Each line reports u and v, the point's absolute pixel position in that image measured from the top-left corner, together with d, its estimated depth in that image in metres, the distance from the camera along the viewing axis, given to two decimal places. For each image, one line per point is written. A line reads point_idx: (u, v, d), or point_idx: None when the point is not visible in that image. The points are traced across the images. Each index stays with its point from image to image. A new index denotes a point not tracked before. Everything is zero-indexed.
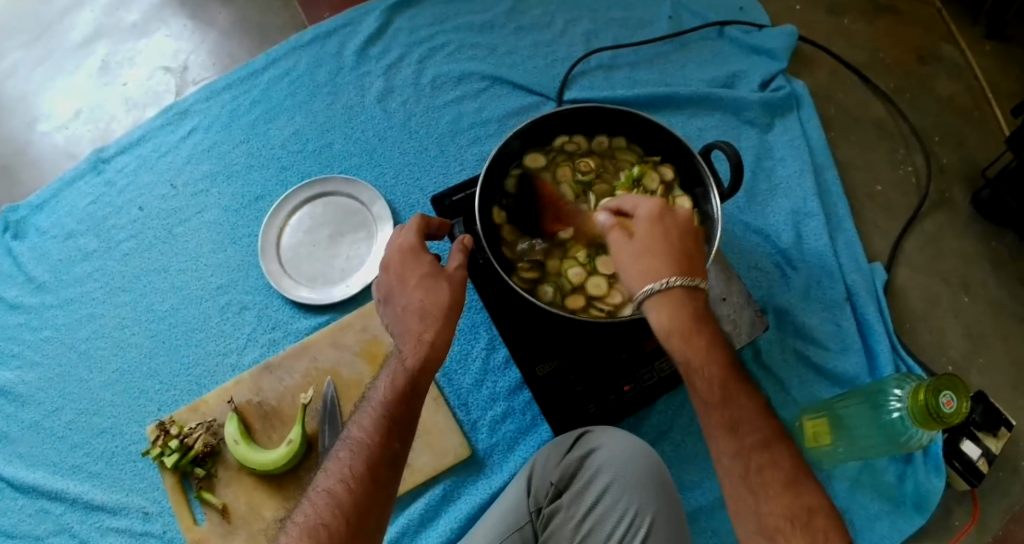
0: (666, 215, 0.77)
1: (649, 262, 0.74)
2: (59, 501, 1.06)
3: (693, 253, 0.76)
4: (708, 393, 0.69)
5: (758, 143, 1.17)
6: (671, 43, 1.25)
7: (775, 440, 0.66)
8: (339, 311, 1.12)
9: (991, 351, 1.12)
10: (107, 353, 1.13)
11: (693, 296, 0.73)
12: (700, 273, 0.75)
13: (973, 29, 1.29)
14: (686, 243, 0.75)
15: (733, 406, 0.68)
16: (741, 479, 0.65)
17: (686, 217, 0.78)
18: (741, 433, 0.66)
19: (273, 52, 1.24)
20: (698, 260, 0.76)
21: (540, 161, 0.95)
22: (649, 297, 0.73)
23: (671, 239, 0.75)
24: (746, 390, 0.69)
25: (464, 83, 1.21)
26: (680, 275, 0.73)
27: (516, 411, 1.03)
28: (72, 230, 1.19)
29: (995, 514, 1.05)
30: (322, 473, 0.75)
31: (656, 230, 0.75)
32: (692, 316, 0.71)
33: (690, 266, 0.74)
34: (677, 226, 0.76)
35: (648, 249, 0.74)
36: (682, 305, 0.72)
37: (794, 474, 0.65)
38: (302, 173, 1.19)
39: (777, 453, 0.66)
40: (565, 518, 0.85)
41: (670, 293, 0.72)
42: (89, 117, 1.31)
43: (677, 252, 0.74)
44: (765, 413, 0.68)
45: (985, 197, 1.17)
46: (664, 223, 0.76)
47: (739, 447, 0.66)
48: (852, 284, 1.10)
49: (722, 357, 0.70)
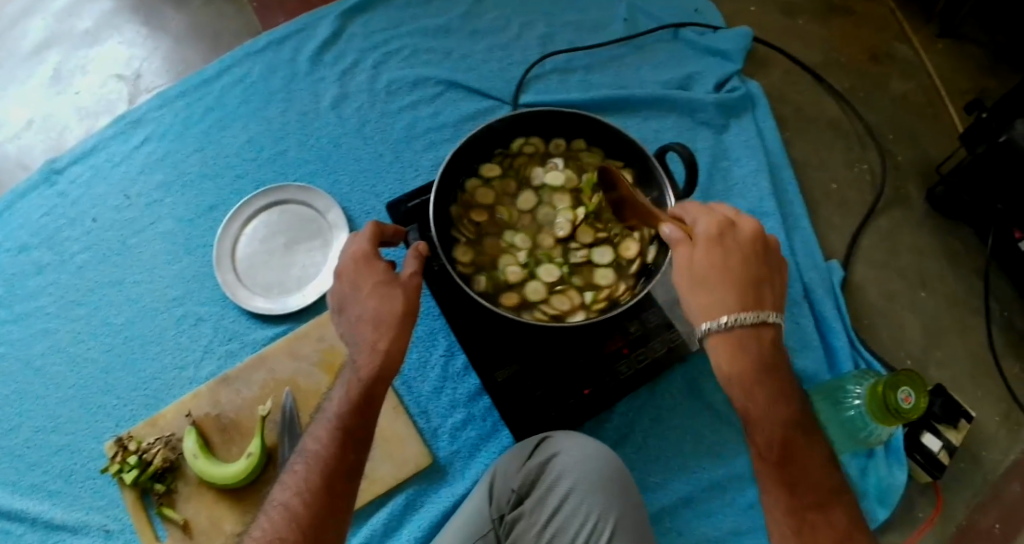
0: (728, 237, 0.75)
1: (716, 292, 0.73)
2: (20, 520, 1.03)
3: (758, 278, 0.75)
4: (766, 448, 0.71)
5: (714, 144, 1.18)
6: (627, 46, 1.25)
7: (829, 501, 0.70)
8: (296, 321, 1.10)
9: (948, 345, 1.13)
10: (62, 369, 1.10)
11: (756, 335, 0.73)
12: (768, 304, 0.74)
13: (923, 28, 1.31)
14: (751, 268, 0.74)
15: (790, 466, 0.70)
16: (794, 536, 0.69)
17: (751, 233, 0.76)
18: (797, 493, 0.70)
19: (227, 59, 1.23)
20: (763, 286, 0.75)
21: (495, 170, 0.95)
22: (707, 333, 0.73)
23: (734, 267, 0.74)
24: (807, 447, 0.71)
25: (419, 88, 1.21)
26: (746, 311, 0.73)
27: (476, 417, 1.02)
28: (24, 243, 1.16)
29: (956, 504, 1.06)
30: (278, 486, 0.74)
31: (718, 256, 0.74)
32: (755, 364, 0.72)
33: (755, 298, 0.74)
34: (740, 250, 0.75)
35: (705, 279, 0.74)
36: (746, 343, 0.72)
37: (848, 535, 0.68)
38: (257, 181, 1.17)
39: (834, 515, 0.69)
40: (528, 524, 0.85)
41: (733, 333, 0.72)
42: (42, 126, 1.28)
43: (739, 281, 0.74)
44: (823, 468, 0.71)
45: (939, 193, 1.18)
46: (725, 247, 0.74)
47: (794, 505, 0.69)
48: (809, 282, 1.11)
49: (785, 412, 0.72)
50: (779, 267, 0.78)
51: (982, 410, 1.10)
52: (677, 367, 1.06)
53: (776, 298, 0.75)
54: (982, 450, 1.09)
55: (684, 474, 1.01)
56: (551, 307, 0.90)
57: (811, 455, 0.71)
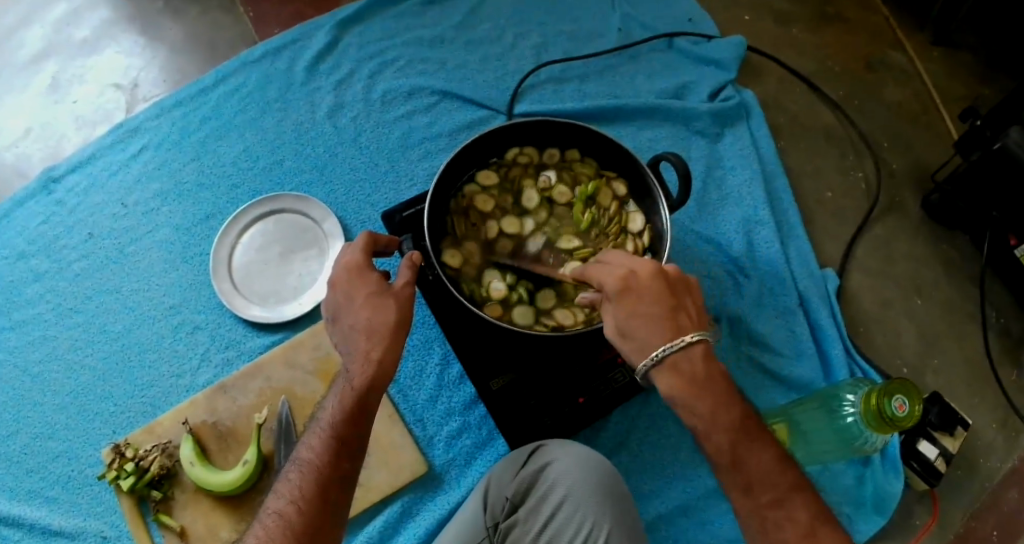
0: (632, 284, 0.70)
1: (639, 339, 0.69)
2: (16, 527, 1.03)
3: (672, 307, 0.70)
4: (717, 456, 0.66)
5: (708, 153, 1.19)
6: (621, 55, 1.26)
7: (789, 497, 0.64)
8: (293, 329, 1.11)
9: (944, 352, 1.14)
10: (60, 376, 1.11)
11: (687, 358, 0.68)
12: (690, 326, 0.69)
13: (917, 37, 1.31)
14: (663, 302, 0.69)
15: (744, 468, 0.65)
16: (759, 535, 0.64)
17: (650, 269, 0.71)
18: (755, 493, 0.65)
19: (222, 69, 1.23)
20: (680, 310, 0.70)
21: (492, 178, 0.95)
22: (647, 371, 0.69)
23: (649, 306, 0.69)
24: (757, 447, 0.66)
25: (414, 97, 1.21)
26: (671, 341, 0.68)
27: (472, 425, 1.03)
28: (21, 251, 1.16)
29: (953, 512, 1.07)
30: (273, 495, 0.75)
31: (629, 303, 0.70)
32: (689, 382, 0.67)
33: (674, 325, 0.69)
34: (648, 291, 0.70)
35: (632, 324, 0.69)
36: (683, 371, 0.68)
37: (810, 530, 0.63)
38: (253, 190, 1.18)
39: (794, 510, 0.64)
40: (522, 532, 0.85)
41: (665, 365, 0.68)
42: (40, 135, 1.29)
43: (659, 317, 0.69)
44: (779, 465, 0.66)
45: (935, 201, 1.19)
46: (633, 293, 0.70)
47: (754, 505, 0.64)
48: (804, 291, 1.11)
49: (732, 415, 0.67)
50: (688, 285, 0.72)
51: (979, 417, 1.11)
52: None
53: (697, 318, 0.71)
54: (978, 457, 1.09)
55: (679, 482, 1.02)
56: (550, 320, 0.89)
57: (763, 453, 0.66)
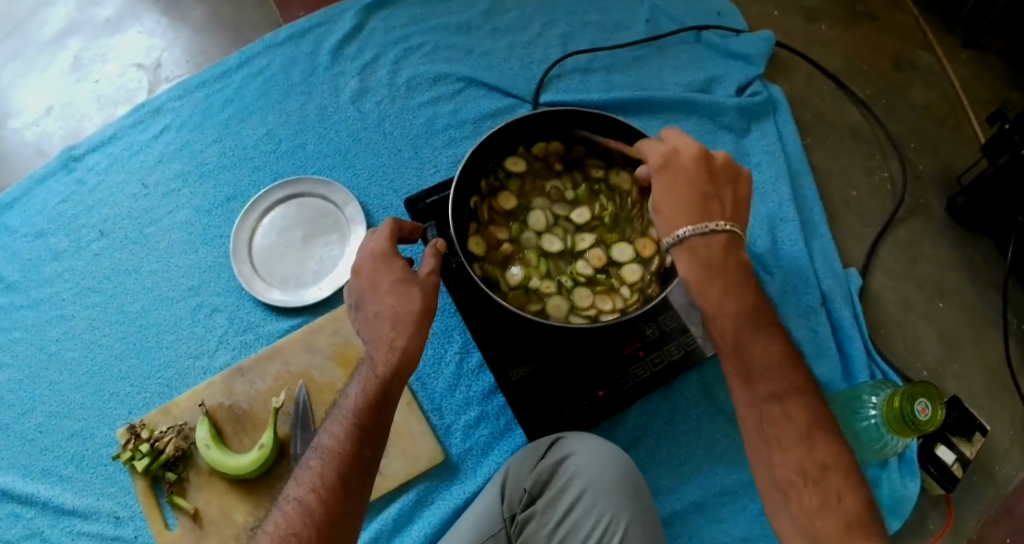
0: (673, 162, 0.78)
1: (667, 215, 0.77)
2: (30, 504, 1.04)
3: (706, 193, 0.76)
4: (721, 341, 0.74)
5: (734, 148, 1.18)
6: (648, 47, 1.25)
7: (789, 393, 0.71)
8: (312, 314, 1.11)
9: (965, 357, 1.12)
10: (77, 354, 1.11)
11: (710, 242, 0.75)
12: (721, 214, 0.76)
13: (948, 37, 1.29)
14: (697, 185, 0.76)
15: (747, 357, 0.72)
16: (754, 430, 0.71)
17: (693, 154, 0.77)
18: (753, 383, 0.72)
19: (246, 51, 1.23)
20: (712, 200, 0.76)
21: (520, 165, 0.95)
22: (671, 246, 0.76)
23: (682, 184, 0.77)
24: (761, 340, 0.73)
25: (439, 84, 1.21)
26: (697, 223, 0.75)
27: (490, 415, 1.02)
28: (41, 229, 1.17)
29: (969, 517, 1.05)
30: (293, 482, 0.74)
31: (665, 182, 0.77)
32: (707, 265, 0.75)
33: (706, 208, 0.76)
34: (685, 173, 0.77)
35: (666, 203, 0.77)
36: (704, 252, 0.75)
37: (808, 429, 0.69)
38: (275, 173, 1.17)
39: (792, 410, 0.70)
40: (539, 524, 0.85)
41: (687, 245, 0.75)
42: (61, 114, 1.29)
43: (693, 198, 0.76)
44: (783, 361, 0.72)
45: (960, 204, 1.17)
46: (671, 172, 0.78)
47: (753, 397, 0.71)
48: (827, 290, 1.10)
49: (739, 307, 0.74)
50: (732, 177, 0.79)
51: (998, 423, 1.09)
52: (692, 371, 1.05)
53: (729, 209, 0.77)
54: (997, 464, 1.07)
55: (695, 478, 1.01)
56: (585, 308, 0.91)
57: (767, 347, 0.73)
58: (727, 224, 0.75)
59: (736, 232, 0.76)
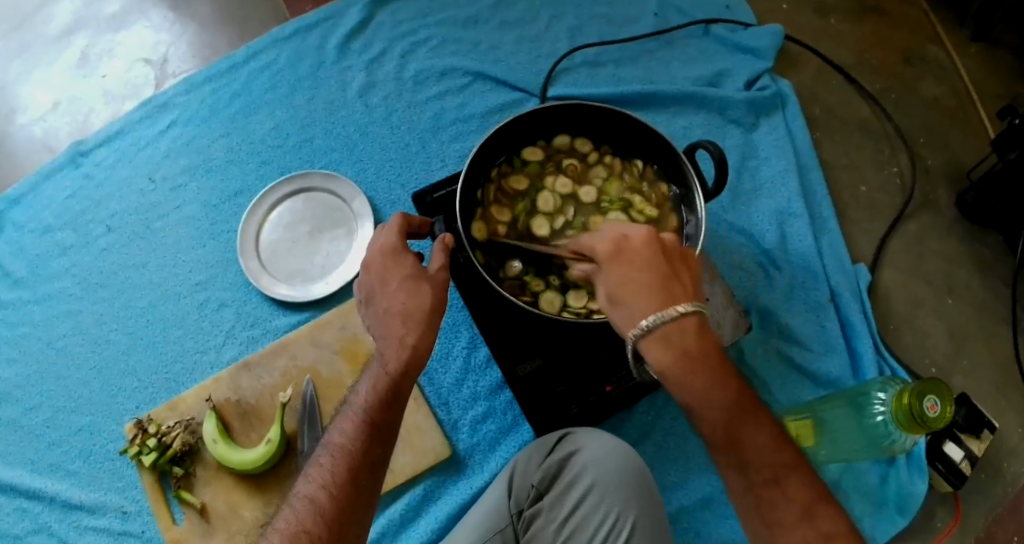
0: (624, 249, 0.70)
1: (627, 307, 0.69)
2: (37, 500, 1.04)
3: (666, 274, 0.69)
4: (711, 434, 0.67)
5: (743, 142, 1.17)
6: (657, 40, 1.24)
7: (784, 474, 0.64)
8: (319, 309, 1.11)
9: (975, 353, 1.11)
10: (84, 349, 1.11)
11: (678, 327, 0.67)
12: (683, 295, 0.69)
13: (958, 31, 1.28)
14: (654, 268, 0.69)
15: (739, 446, 0.65)
16: (755, 514, 0.65)
17: (644, 237, 0.70)
18: (748, 471, 0.65)
19: (253, 45, 1.23)
20: (673, 281, 0.69)
21: (537, 154, 0.95)
22: (638, 341, 0.68)
23: (643, 272, 0.69)
24: (752, 424, 0.66)
25: (446, 78, 1.20)
26: (662, 310, 0.68)
27: (497, 410, 1.02)
28: (48, 224, 1.17)
29: (978, 515, 1.05)
30: (303, 479, 0.74)
31: (622, 268, 0.70)
32: (681, 352, 0.67)
33: (665, 296, 0.68)
34: (638, 258, 0.69)
35: (626, 293, 0.69)
36: (671, 341, 0.67)
37: (807, 506, 0.63)
38: (282, 168, 1.17)
39: (790, 488, 0.64)
40: (546, 520, 0.85)
41: (656, 336, 0.67)
42: (67, 109, 1.29)
43: (652, 285, 0.68)
44: (776, 439, 0.65)
45: (970, 200, 1.16)
46: (623, 258, 0.70)
47: (749, 484, 0.65)
48: (836, 285, 1.09)
49: (724, 394, 0.66)
50: (683, 259, 0.72)
51: (1007, 420, 1.08)
52: None
53: (690, 289, 0.70)
54: (1006, 461, 1.07)
55: (702, 473, 1.01)
56: (577, 306, 0.88)
57: (759, 430, 0.65)
58: (692, 306, 0.68)
59: (702, 310, 0.69)
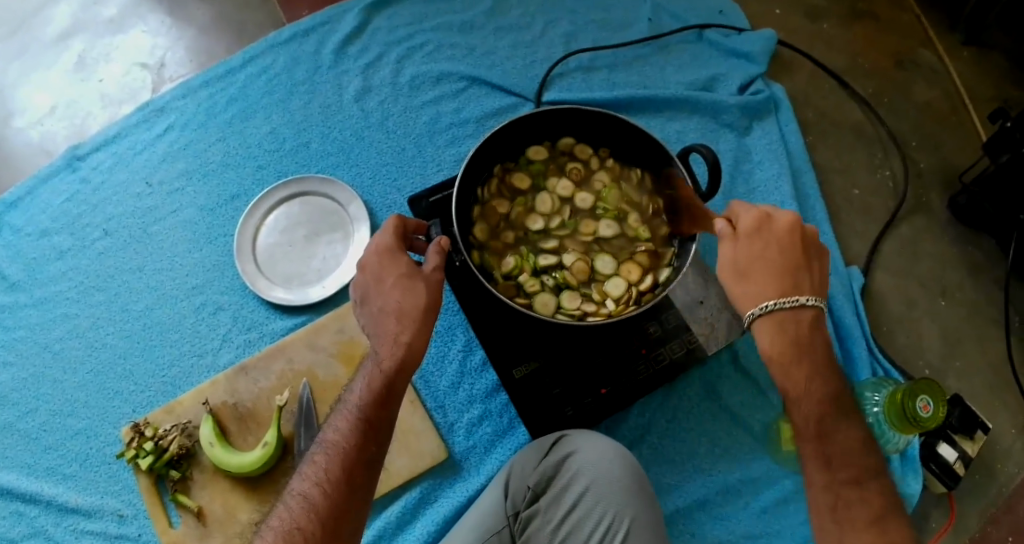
0: (765, 227, 0.80)
1: (752, 285, 0.79)
2: (33, 503, 1.04)
3: (797, 262, 0.79)
4: (802, 426, 0.76)
5: (737, 146, 1.18)
6: (651, 45, 1.25)
7: (864, 476, 0.74)
8: (315, 312, 1.11)
9: (967, 354, 1.12)
10: (80, 352, 1.11)
11: (797, 316, 0.78)
12: (808, 288, 0.79)
13: (950, 36, 1.29)
14: (789, 254, 0.79)
15: (828, 442, 0.75)
16: (829, 511, 0.73)
17: (788, 222, 0.80)
18: (833, 469, 0.74)
19: (250, 50, 1.23)
20: (802, 271, 0.79)
21: (542, 154, 0.96)
22: (754, 317, 0.79)
23: (774, 254, 0.79)
24: (843, 423, 0.76)
25: (442, 83, 1.21)
26: (786, 297, 0.78)
27: (493, 413, 1.03)
28: (45, 228, 1.17)
29: (971, 515, 1.05)
30: (297, 477, 0.75)
31: (756, 247, 0.79)
32: (793, 340, 0.78)
33: (792, 283, 0.79)
34: (778, 238, 0.79)
35: (750, 270, 0.79)
36: (786, 322, 0.78)
37: (881, 511, 0.72)
38: (278, 172, 1.18)
39: (868, 492, 0.73)
40: (543, 521, 0.85)
41: (774, 317, 0.78)
42: (65, 113, 1.30)
43: (778, 270, 0.79)
44: (863, 446, 0.75)
45: (962, 203, 1.18)
46: (762, 237, 0.79)
47: (830, 481, 0.74)
48: (829, 287, 1.10)
49: (819, 394, 0.77)
50: (817, 253, 0.82)
51: (999, 421, 1.09)
52: (695, 369, 1.06)
53: (816, 282, 0.80)
54: (999, 462, 1.08)
55: (697, 475, 1.01)
56: (571, 308, 0.90)
57: (847, 430, 0.75)
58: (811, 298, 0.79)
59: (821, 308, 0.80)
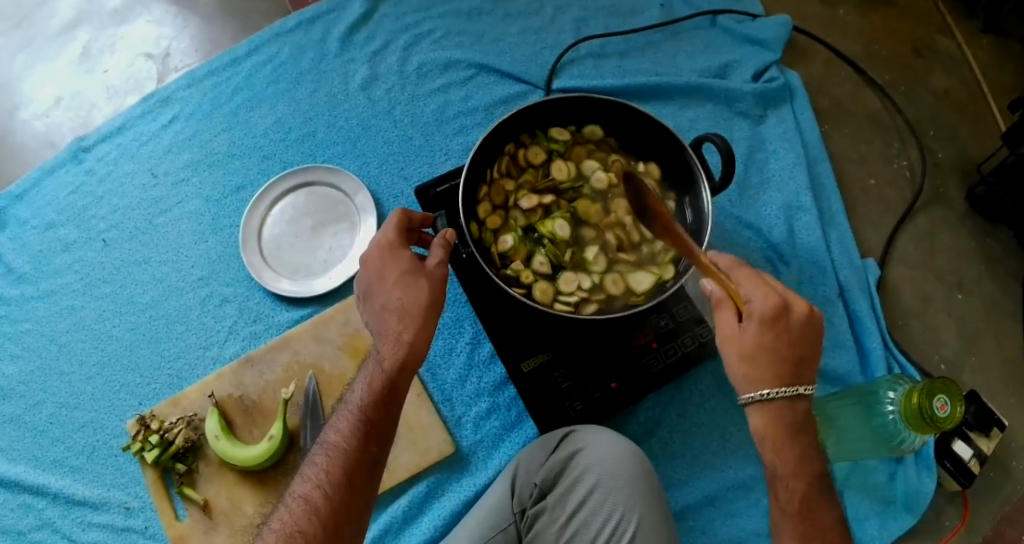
0: (782, 319, 0.73)
1: (741, 372, 0.74)
2: (40, 495, 1.03)
3: (805, 348, 0.74)
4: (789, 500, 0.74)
5: (750, 135, 1.16)
6: (662, 32, 1.23)
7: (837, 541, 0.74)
8: (321, 304, 1.09)
9: (985, 350, 1.10)
10: (87, 345, 1.10)
11: (793, 406, 0.74)
12: (807, 379, 0.75)
13: (969, 22, 1.26)
14: (797, 345, 0.74)
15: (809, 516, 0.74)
16: None
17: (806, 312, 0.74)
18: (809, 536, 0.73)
19: (256, 39, 1.22)
20: (803, 363, 0.74)
21: (564, 135, 0.93)
22: (749, 400, 0.75)
23: (786, 349, 0.73)
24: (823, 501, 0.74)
25: (450, 71, 1.19)
26: (785, 386, 0.73)
27: (500, 407, 1.01)
28: (51, 220, 1.16)
29: (985, 513, 1.03)
30: (298, 478, 0.73)
31: (767, 337, 0.73)
32: (788, 427, 0.74)
33: (796, 372, 0.74)
34: (791, 331, 0.73)
35: (751, 357, 0.74)
36: (773, 415, 0.74)
37: None
38: (284, 162, 1.16)
39: None
40: (550, 519, 0.84)
41: (771, 405, 0.74)
42: (70, 104, 1.28)
43: (784, 361, 0.73)
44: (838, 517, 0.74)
45: (979, 193, 1.15)
46: (780, 326, 0.73)
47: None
48: (845, 280, 1.08)
49: (812, 469, 0.74)
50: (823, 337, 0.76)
51: (1016, 418, 1.07)
52: (706, 363, 1.04)
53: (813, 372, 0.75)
54: (1016, 459, 1.05)
55: (708, 472, 1.00)
56: (567, 294, 0.87)
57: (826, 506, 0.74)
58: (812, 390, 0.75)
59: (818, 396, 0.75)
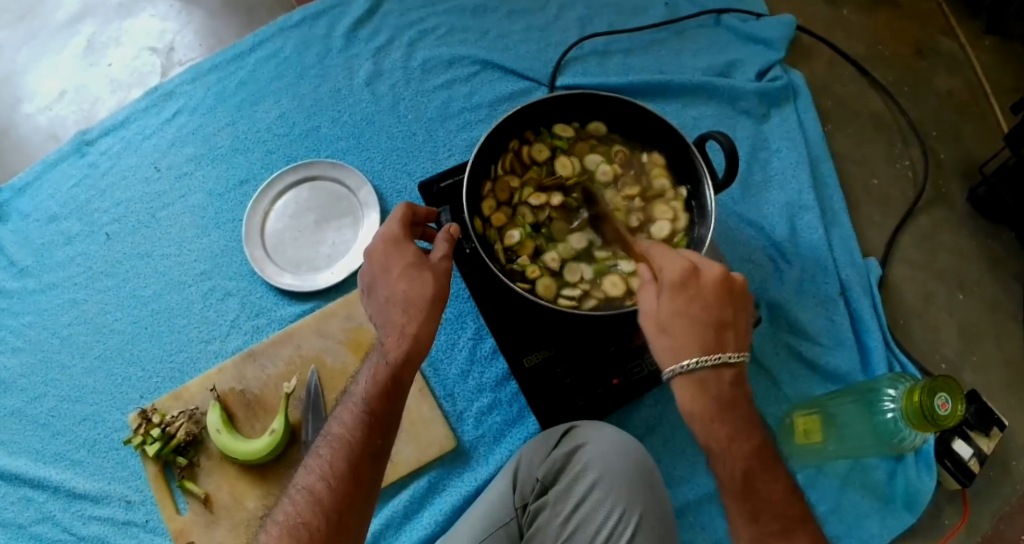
0: (691, 283, 0.73)
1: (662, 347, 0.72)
2: (41, 488, 1.03)
3: (725, 318, 0.73)
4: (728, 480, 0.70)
5: (753, 134, 1.16)
6: (666, 30, 1.23)
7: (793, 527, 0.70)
8: (324, 299, 1.10)
9: (985, 351, 1.10)
10: (89, 338, 1.10)
11: (718, 376, 0.71)
12: (732, 345, 0.73)
13: (972, 24, 1.27)
14: (713, 310, 0.72)
15: (754, 496, 0.70)
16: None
17: (715, 275, 0.73)
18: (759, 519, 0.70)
19: (260, 34, 1.22)
20: (726, 328, 0.73)
21: (568, 131, 0.93)
22: (674, 373, 0.72)
23: (700, 314, 0.72)
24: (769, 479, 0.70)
25: (454, 67, 1.19)
26: (708, 354, 0.71)
27: (502, 402, 1.01)
28: (54, 213, 1.16)
29: (984, 514, 1.03)
30: (302, 470, 0.73)
31: (681, 302, 0.72)
32: (716, 401, 0.71)
33: (718, 340, 0.72)
34: (704, 294, 0.72)
35: (670, 325, 0.72)
36: (697, 389, 0.71)
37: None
38: (288, 157, 1.16)
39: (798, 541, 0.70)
40: (552, 515, 0.83)
41: (694, 376, 0.71)
42: (74, 98, 1.29)
43: (704, 324, 0.72)
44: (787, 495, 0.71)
45: (981, 194, 1.16)
46: (689, 291, 0.72)
47: (758, 533, 0.70)
48: (846, 280, 1.08)
49: (749, 443, 0.71)
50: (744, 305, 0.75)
51: (1016, 419, 1.07)
52: None
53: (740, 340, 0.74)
54: (1015, 458, 1.05)
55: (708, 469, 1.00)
56: (572, 289, 0.88)
57: (773, 484, 0.70)
58: (735, 355, 0.72)
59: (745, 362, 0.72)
